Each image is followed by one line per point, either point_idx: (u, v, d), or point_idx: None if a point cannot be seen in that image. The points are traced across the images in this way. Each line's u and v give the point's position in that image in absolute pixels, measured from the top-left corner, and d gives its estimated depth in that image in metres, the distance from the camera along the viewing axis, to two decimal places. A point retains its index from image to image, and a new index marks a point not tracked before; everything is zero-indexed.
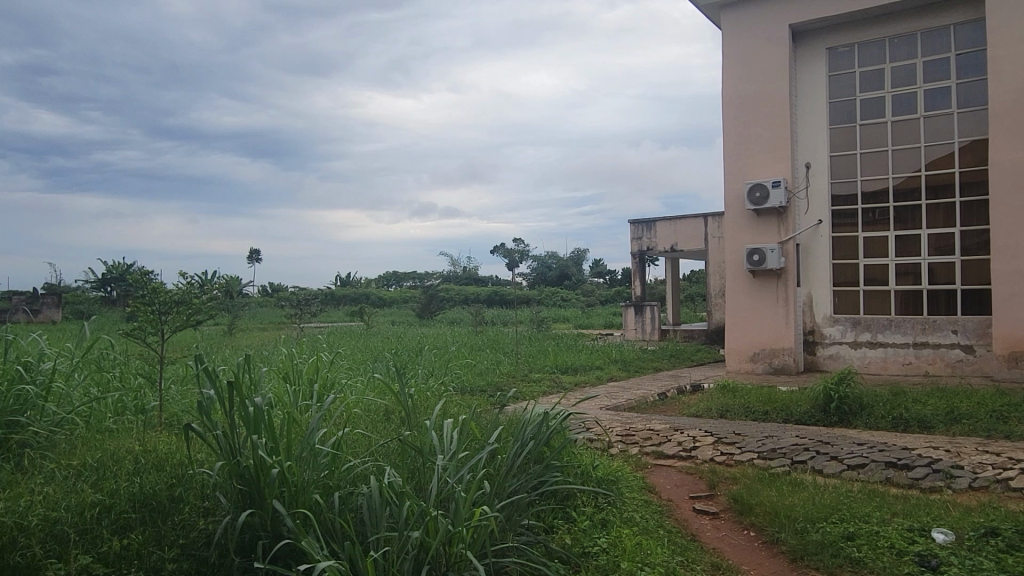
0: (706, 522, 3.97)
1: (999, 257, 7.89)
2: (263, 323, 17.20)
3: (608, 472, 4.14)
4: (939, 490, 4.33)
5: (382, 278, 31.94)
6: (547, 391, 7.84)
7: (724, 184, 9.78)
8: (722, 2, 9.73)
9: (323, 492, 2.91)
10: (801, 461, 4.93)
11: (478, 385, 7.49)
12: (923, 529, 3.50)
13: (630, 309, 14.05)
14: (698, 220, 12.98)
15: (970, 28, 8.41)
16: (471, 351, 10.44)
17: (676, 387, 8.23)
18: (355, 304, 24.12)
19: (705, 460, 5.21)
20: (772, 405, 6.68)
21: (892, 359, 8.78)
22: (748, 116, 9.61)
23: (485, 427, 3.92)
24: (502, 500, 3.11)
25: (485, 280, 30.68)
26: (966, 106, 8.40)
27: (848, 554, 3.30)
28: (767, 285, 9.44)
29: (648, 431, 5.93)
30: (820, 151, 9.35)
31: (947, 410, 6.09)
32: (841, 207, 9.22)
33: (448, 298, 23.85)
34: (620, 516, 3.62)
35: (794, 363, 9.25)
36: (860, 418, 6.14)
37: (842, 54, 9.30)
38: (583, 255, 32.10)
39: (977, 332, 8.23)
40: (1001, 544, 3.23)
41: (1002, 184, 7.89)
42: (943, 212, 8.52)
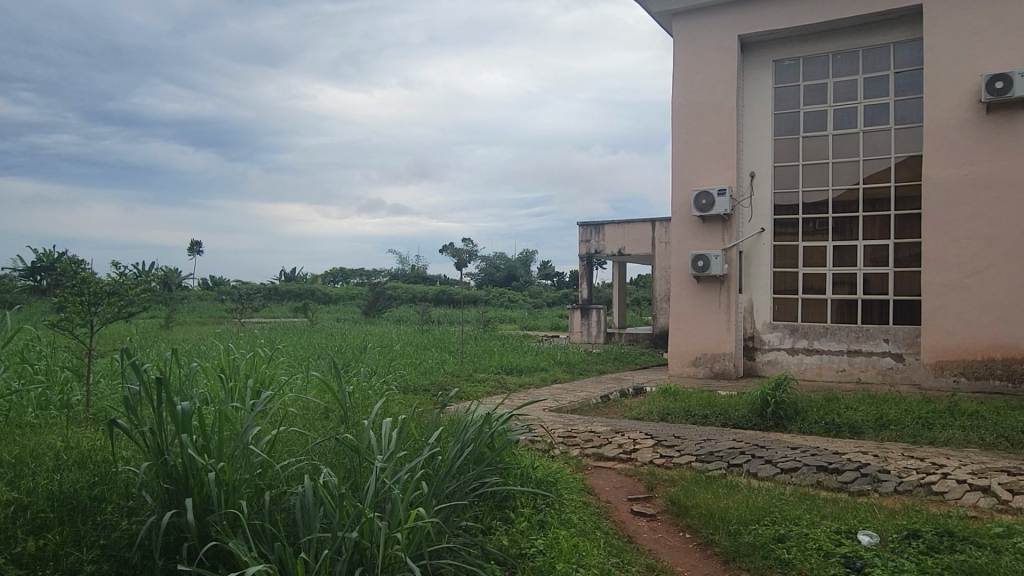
0: (643, 524, 4.02)
1: (930, 269, 8.22)
2: (203, 317, 16.81)
3: (547, 473, 4.14)
4: (867, 493, 4.47)
5: (329, 274, 31.44)
6: (491, 392, 7.83)
7: (671, 190, 9.93)
8: (673, 11, 9.90)
9: (254, 493, 2.82)
10: (736, 465, 5.04)
11: (422, 385, 7.44)
12: (849, 531, 3.60)
13: (576, 312, 14.16)
14: (646, 225, 13.15)
15: (909, 48, 8.74)
16: (416, 349, 10.37)
17: (619, 390, 8.31)
18: (299, 300, 23.71)
19: (645, 462, 5.28)
20: (711, 409, 6.81)
21: (827, 366, 9.04)
22: (696, 124, 9.77)
23: (425, 426, 3.86)
24: (440, 502, 3.05)
25: (434, 279, 30.50)
26: (902, 122, 8.73)
27: (778, 555, 3.37)
28: (710, 291, 9.62)
29: (589, 433, 5.97)
30: (765, 162, 9.57)
31: (877, 416, 6.29)
32: (783, 216, 9.47)
33: (396, 296, 23.65)
34: (558, 518, 3.63)
35: (733, 368, 9.45)
36: (794, 423, 6.31)
37: (788, 67, 9.54)
38: (532, 258, 32.18)
39: (907, 341, 8.55)
40: (922, 546, 3.35)
41: (934, 199, 8.23)
42: (879, 224, 8.83)
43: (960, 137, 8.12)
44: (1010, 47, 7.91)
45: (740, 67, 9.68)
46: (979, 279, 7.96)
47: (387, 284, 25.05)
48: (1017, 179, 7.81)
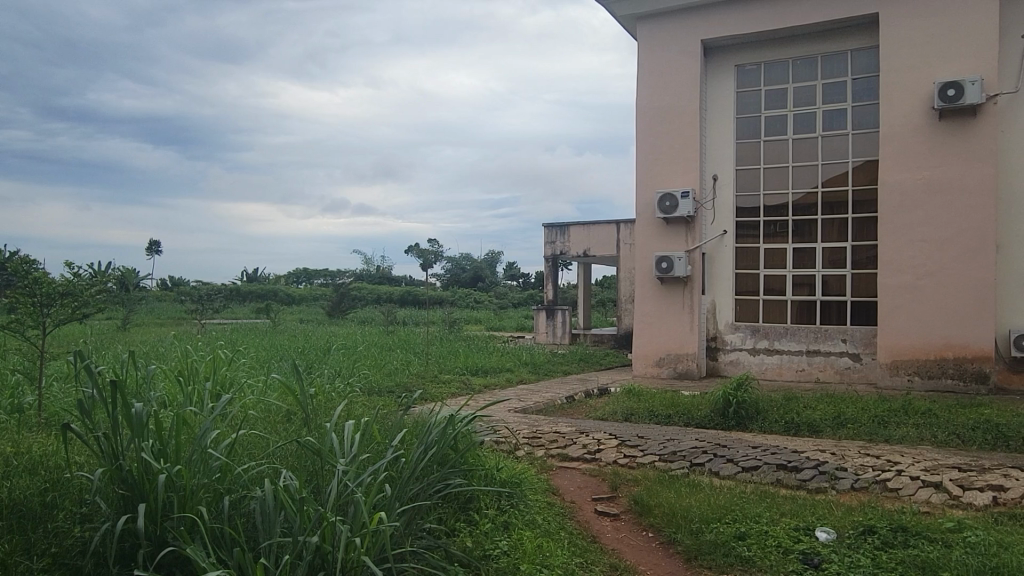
0: (607, 524, 4.05)
1: (886, 271, 8.44)
2: (162, 318, 16.45)
3: (512, 474, 4.14)
4: (825, 490, 4.57)
5: (292, 275, 31.02)
6: (455, 393, 7.80)
7: (635, 192, 10.01)
8: (638, 14, 9.98)
9: (213, 498, 2.77)
10: (699, 464, 5.10)
11: (386, 387, 7.38)
12: (807, 528, 3.68)
13: (542, 313, 14.20)
14: (610, 226, 13.24)
15: (865, 55, 8.95)
16: (381, 351, 10.29)
17: (584, 391, 8.35)
18: (261, 301, 23.35)
19: (609, 462, 5.31)
20: (674, 409, 6.88)
21: (787, 366, 9.20)
22: (660, 127, 9.87)
23: (388, 428, 3.83)
24: (403, 504, 3.02)
25: (399, 280, 30.32)
26: (859, 128, 8.94)
27: (739, 553, 3.42)
28: (674, 292, 9.72)
29: (554, 434, 5.99)
30: (727, 165, 9.72)
31: (835, 414, 6.42)
32: (744, 218, 9.62)
33: (360, 297, 23.44)
34: (522, 519, 3.63)
35: (696, 368, 9.56)
36: (755, 423, 6.41)
37: (749, 72, 9.70)
38: (498, 258, 32.17)
39: (864, 342, 8.76)
40: (876, 542, 3.43)
41: (890, 203, 8.46)
42: (837, 227, 9.03)
43: (914, 143, 8.35)
44: (962, 55, 8.14)
45: (703, 72, 9.80)
46: (932, 281, 8.18)
47: (352, 285, 24.81)
48: (968, 183, 8.05)
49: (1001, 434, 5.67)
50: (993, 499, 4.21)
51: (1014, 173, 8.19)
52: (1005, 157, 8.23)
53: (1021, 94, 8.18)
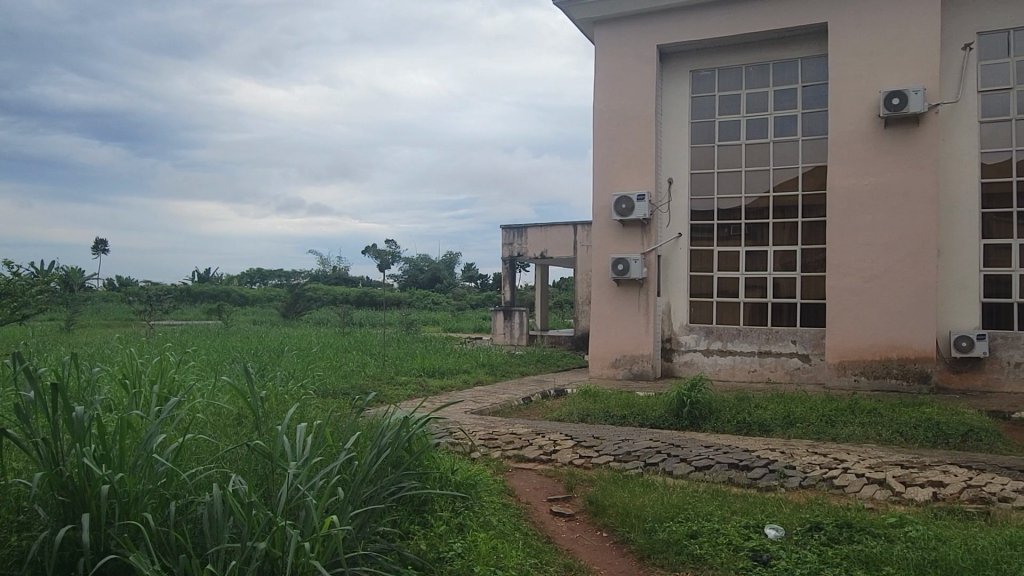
0: (562, 524, 4.07)
1: (833, 273, 8.67)
2: (108, 320, 16.00)
3: (467, 475, 4.12)
4: (774, 488, 4.67)
5: (245, 276, 30.44)
6: (412, 395, 7.75)
7: (592, 194, 10.08)
8: (595, 19, 10.05)
9: (159, 504, 2.69)
10: (653, 463, 5.17)
11: (341, 389, 7.29)
12: (757, 525, 3.75)
13: (499, 314, 14.22)
14: (567, 229, 13.32)
15: (815, 63, 9.20)
16: (336, 352, 10.16)
17: (540, 392, 8.38)
18: (213, 302, 22.85)
19: (564, 462, 5.34)
20: (630, 409, 6.96)
21: (739, 367, 9.38)
22: (617, 130, 9.97)
23: (342, 431, 3.77)
24: (357, 508, 2.97)
25: (356, 281, 30.03)
26: (809, 134, 9.18)
27: (690, 551, 3.47)
28: (630, 294, 9.82)
29: (511, 435, 5.99)
30: (682, 168, 9.86)
31: (785, 414, 6.56)
32: (699, 221, 9.77)
33: (316, 298, 23.16)
34: (477, 521, 3.62)
35: (652, 369, 9.67)
36: (708, 422, 6.52)
37: (704, 77, 9.86)
38: (456, 259, 32.09)
39: (813, 342, 8.98)
40: (823, 538, 3.51)
41: (838, 208, 8.69)
42: (788, 231, 9.25)
43: (860, 150, 8.60)
44: (907, 66, 8.42)
45: (659, 76, 9.93)
46: (877, 284, 8.43)
47: (307, 285, 24.50)
48: (911, 190, 8.32)
49: (941, 432, 5.88)
50: (933, 495, 4.36)
51: (954, 180, 8.50)
52: (946, 165, 8.53)
53: (961, 104, 8.49)
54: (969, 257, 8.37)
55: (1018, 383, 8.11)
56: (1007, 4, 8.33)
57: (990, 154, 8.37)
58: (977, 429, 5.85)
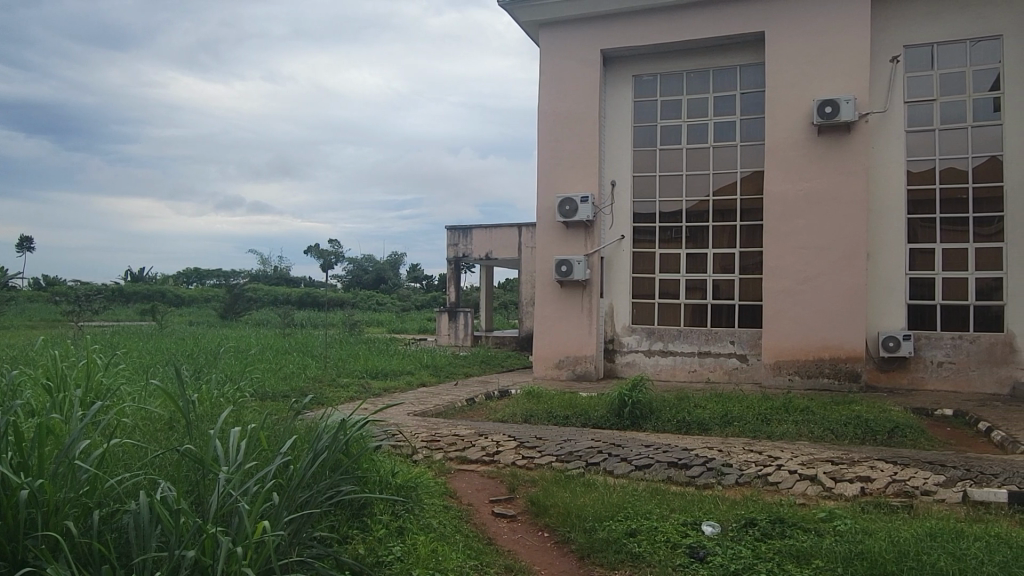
0: (503, 525, 4.07)
1: (770, 275, 8.91)
2: (34, 321, 15.29)
3: (408, 478, 4.07)
4: (711, 485, 4.77)
5: (182, 275, 29.54)
6: (354, 397, 7.64)
7: (536, 196, 10.12)
8: (540, 21, 10.09)
9: (80, 514, 2.57)
10: (594, 463, 5.22)
11: (280, 391, 7.13)
12: (695, 522, 3.82)
13: (444, 315, 14.16)
14: (512, 230, 13.36)
15: (753, 71, 9.44)
16: (276, 354, 9.95)
17: (484, 393, 8.37)
18: (147, 302, 22.10)
19: (507, 463, 5.34)
20: (572, 409, 7.01)
21: (679, 367, 9.55)
22: (561, 132, 10.03)
23: (278, 434, 3.67)
24: (291, 513, 2.89)
25: (298, 281, 29.49)
26: (747, 140, 9.43)
27: (629, 549, 3.50)
28: (573, 295, 9.89)
29: (453, 437, 5.96)
30: (625, 171, 10.00)
31: (723, 413, 6.71)
32: (641, 224, 9.92)
33: (256, 298, 22.64)
34: (417, 524, 3.59)
35: (595, 369, 9.76)
36: (649, 422, 6.61)
37: (646, 82, 10.01)
38: (401, 260, 31.82)
39: (750, 343, 9.21)
40: (757, 534, 3.60)
41: (774, 212, 8.94)
42: (727, 234, 9.48)
43: (795, 156, 8.87)
44: (839, 76, 8.72)
45: (603, 80, 10.04)
46: (811, 286, 8.71)
47: (247, 285, 23.94)
48: (843, 195, 8.62)
49: (869, 428, 6.11)
50: (861, 490, 4.52)
51: (882, 186, 8.84)
52: (875, 171, 8.87)
53: (889, 114, 8.84)
54: (896, 260, 8.72)
55: (941, 381, 8.48)
56: (932, 19, 8.71)
57: (915, 162, 8.74)
58: (903, 426, 6.11)
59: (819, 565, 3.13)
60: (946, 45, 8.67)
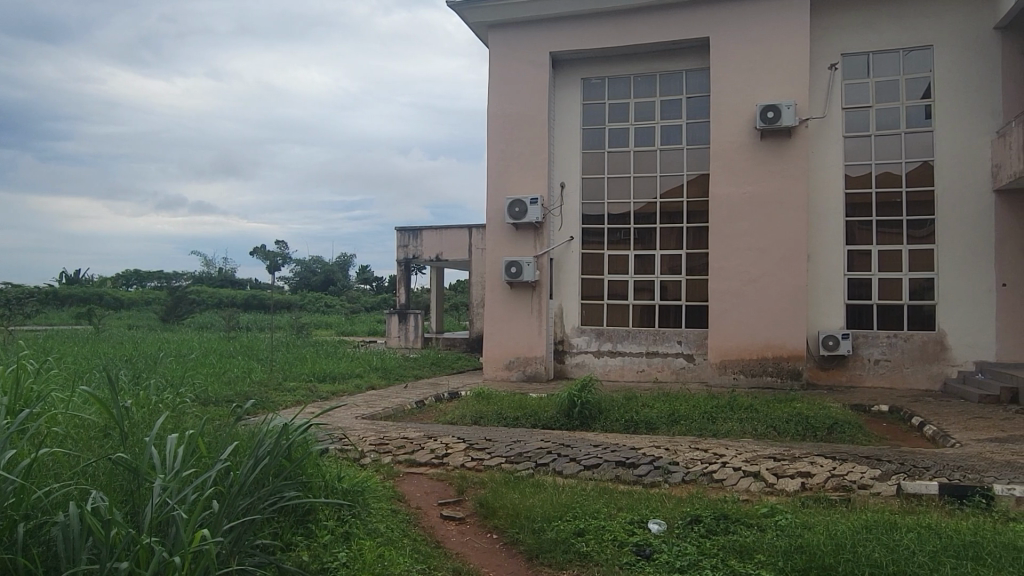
0: (452, 528, 4.05)
1: (716, 277, 9.09)
2: None
3: (355, 482, 4.00)
4: (658, 484, 4.83)
5: (121, 277, 28.57)
6: (300, 401, 7.49)
7: (485, 198, 10.11)
8: (489, 23, 10.08)
9: (5, 527, 2.46)
10: (543, 464, 5.23)
11: (223, 396, 6.95)
12: (641, 521, 3.86)
13: (394, 317, 14.04)
14: (462, 231, 13.32)
15: (699, 76, 9.63)
16: (220, 358, 9.69)
17: (434, 395, 8.32)
18: (82, 305, 21.31)
19: (456, 466, 5.31)
20: (522, 411, 7.02)
21: (628, 367, 9.66)
22: (511, 134, 10.05)
23: (217, 441, 3.57)
24: (232, 521, 2.82)
25: (244, 283, 28.84)
26: (693, 144, 9.62)
27: (577, 549, 3.52)
28: (523, 296, 9.91)
29: (402, 440, 5.90)
30: (574, 173, 10.07)
31: (670, 412, 6.81)
32: (590, 226, 10.01)
33: (200, 301, 22.06)
34: (364, 529, 3.54)
35: (544, 370, 9.79)
36: (597, 422, 6.67)
37: (594, 85, 10.11)
38: (350, 261, 31.44)
39: (696, 343, 9.38)
40: (702, 530, 3.66)
41: (719, 214, 9.13)
42: (674, 236, 9.64)
43: (739, 160, 9.07)
44: (780, 82, 8.96)
45: (552, 83, 10.10)
46: (754, 287, 8.91)
47: (190, 288, 23.30)
48: (784, 198, 8.85)
49: (809, 425, 6.29)
50: (802, 485, 4.64)
51: (822, 190, 9.11)
52: (815, 175, 9.14)
53: (828, 120, 9.12)
54: (835, 262, 9.00)
55: (877, 378, 8.77)
56: (868, 29, 9.01)
57: (853, 166, 9.04)
58: (841, 422, 6.31)
59: (760, 560, 3.20)
60: (881, 54, 8.99)
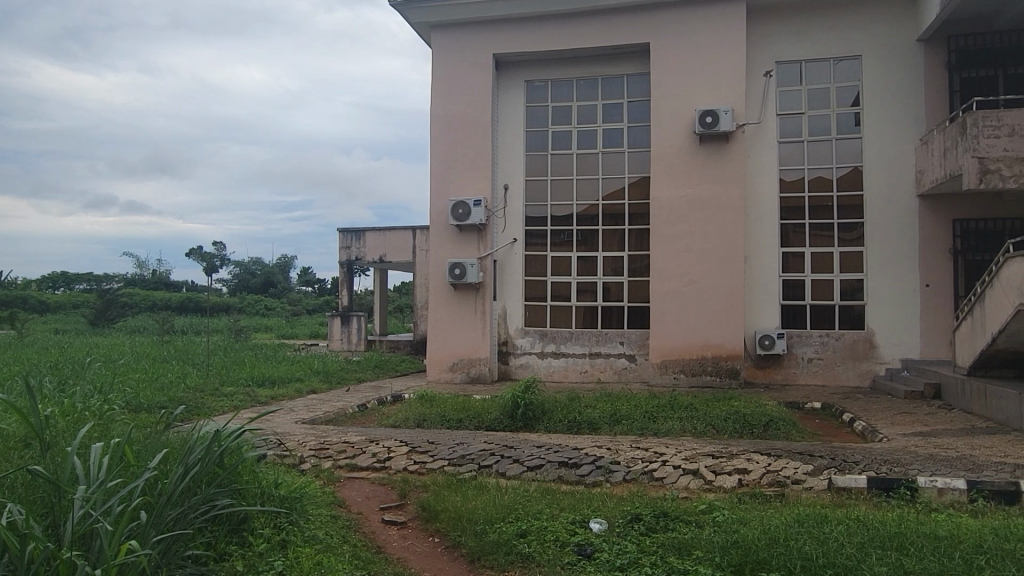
0: (393, 533, 4.01)
1: (657, 278, 9.25)
2: None
3: (293, 488, 3.90)
4: (600, 483, 4.87)
5: (46, 281, 27.38)
6: (237, 407, 7.29)
7: (429, 199, 10.05)
8: (432, 23, 10.02)
9: None
10: (486, 466, 5.22)
11: (155, 403, 6.71)
12: (582, 520, 3.89)
13: (336, 319, 13.83)
14: (406, 233, 13.20)
15: (639, 80, 9.79)
16: (153, 363, 9.35)
17: (376, 398, 8.22)
18: (4, 309, 20.33)
19: (398, 469, 5.25)
20: (465, 413, 7.00)
21: (571, 368, 9.74)
22: (454, 135, 10.02)
23: (144, 449, 3.43)
24: (160, 533, 2.72)
25: (179, 286, 27.99)
26: (634, 147, 9.77)
27: (519, 550, 3.51)
28: (466, 298, 9.88)
29: (343, 444, 5.81)
30: (517, 175, 10.10)
31: (612, 412, 6.89)
32: (533, 227, 10.06)
33: (132, 304, 21.32)
34: (301, 536, 3.46)
35: (488, 372, 9.78)
36: (541, 423, 6.70)
37: (537, 87, 10.16)
38: (291, 263, 30.81)
39: (638, 343, 9.52)
40: (642, 528, 3.71)
41: (660, 216, 9.29)
42: (617, 238, 9.76)
43: (679, 163, 9.25)
44: (718, 88, 9.17)
45: (495, 85, 10.10)
46: (694, 288, 9.09)
47: (121, 290, 22.48)
48: (722, 201, 9.07)
49: (746, 423, 6.44)
50: (738, 482, 4.75)
51: (758, 193, 9.36)
52: (751, 179, 9.38)
53: (764, 125, 9.38)
54: (771, 263, 9.26)
55: (811, 376, 9.06)
56: (801, 37, 9.30)
57: (787, 171, 9.32)
58: (776, 420, 6.48)
59: (698, 555, 3.26)
60: (813, 63, 9.30)
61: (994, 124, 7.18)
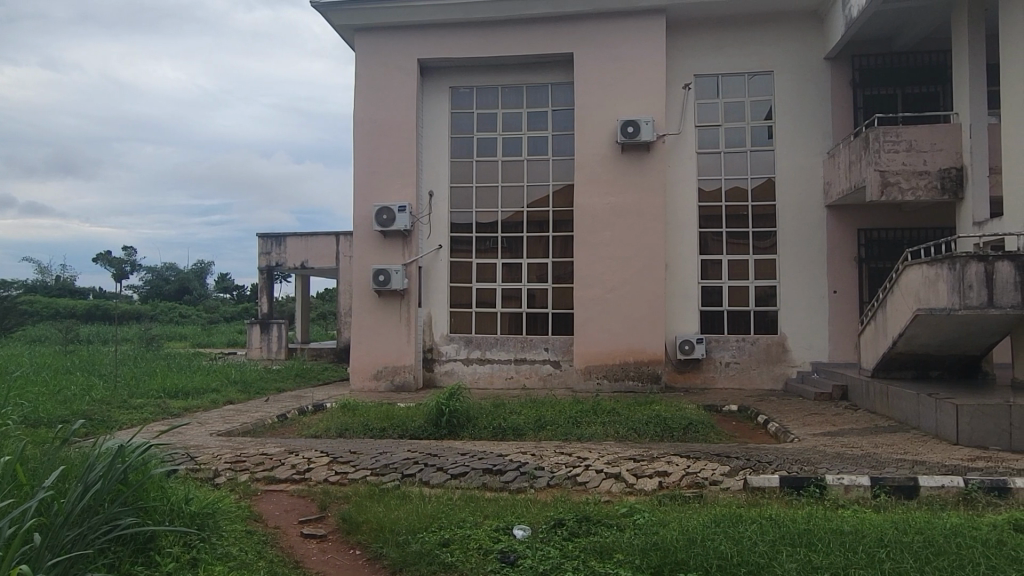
0: (312, 547, 3.89)
1: (581, 284, 9.37)
2: None
3: (204, 504, 3.73)
4: (524, 489, 4.89)
5: None
6: (147, 420, 6.95)
7: (353, 204, 9.88)
8: (356, 26, 9.88)
9: None
10: (410, 475, 5.15)
11: (58, 417, 6.32)
12: (506, 527, 3.88)
13: (256, 327, 13.42)
14: (329, 238, 12.95)
15: (564, 89, 9.91)
16: (56, 375, 8.82)
17: (297, 408, 8.00)
18: None
19: (319, 481, 5.12)
20: (389, 421, 6.90)
21: (497, 374, 9.74)
22: (378, 140, 9.89)
23: (39, 467, 3.21)
24: (56, 556, 2.56)
25: (86, 292, 26.58)
26: (559, 155, 9.89)
27: (442, 559, 3.47)
28: (391, 305, 9.74)
29: (261, 456, 5.62)
30: (442, 181, 10.06)
31: (537, 418, 6.93)
32: (459, 234, 10.03)
33: (32, 313, 20.10)
34: (213, 553, 3.32)
35: (413, 379, 9.67)
36: (466, 430, 6.67)
37: (463, 94, 10.16)
38: (207, 269, 29.72)
39: (563, 349, 9.60)
40: (565, 533, 3.73)
41: (584, 224, 9.42)
42: (542, 244, 9.84)
43: (602, 171, 9.41)
44: (639, 99, 9.39)
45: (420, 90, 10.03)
46: (616, 294, 9.25)
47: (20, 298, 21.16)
48: (643, 209, 9.27)
49: (667, 426, 6.59)
50: (660, 484, 4.85)
51: (677, 202, 9.63)
52: (670, 188, 9.64)
53: (683, 136, 9.67)
54: (690, 270, 9.53)
55: (728, 379, 9.35)
56: (717, 52, 9.63)
57: (705, 181, 9.62)
58: (695, 422, 6.66)
59: (619, 559, 3.30)
60: (729, 76, 9.64)
61: (894, 139, 7.61)
